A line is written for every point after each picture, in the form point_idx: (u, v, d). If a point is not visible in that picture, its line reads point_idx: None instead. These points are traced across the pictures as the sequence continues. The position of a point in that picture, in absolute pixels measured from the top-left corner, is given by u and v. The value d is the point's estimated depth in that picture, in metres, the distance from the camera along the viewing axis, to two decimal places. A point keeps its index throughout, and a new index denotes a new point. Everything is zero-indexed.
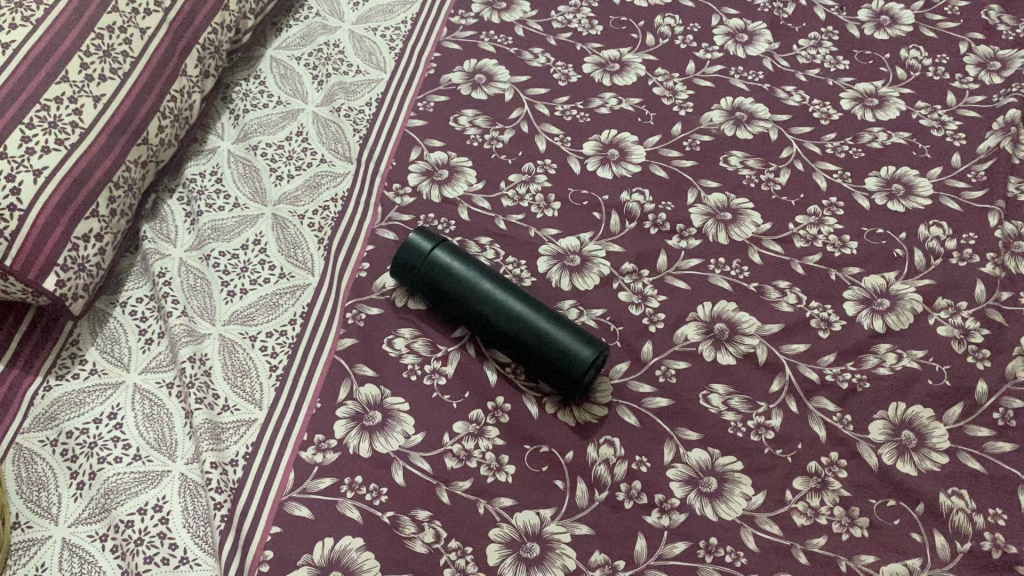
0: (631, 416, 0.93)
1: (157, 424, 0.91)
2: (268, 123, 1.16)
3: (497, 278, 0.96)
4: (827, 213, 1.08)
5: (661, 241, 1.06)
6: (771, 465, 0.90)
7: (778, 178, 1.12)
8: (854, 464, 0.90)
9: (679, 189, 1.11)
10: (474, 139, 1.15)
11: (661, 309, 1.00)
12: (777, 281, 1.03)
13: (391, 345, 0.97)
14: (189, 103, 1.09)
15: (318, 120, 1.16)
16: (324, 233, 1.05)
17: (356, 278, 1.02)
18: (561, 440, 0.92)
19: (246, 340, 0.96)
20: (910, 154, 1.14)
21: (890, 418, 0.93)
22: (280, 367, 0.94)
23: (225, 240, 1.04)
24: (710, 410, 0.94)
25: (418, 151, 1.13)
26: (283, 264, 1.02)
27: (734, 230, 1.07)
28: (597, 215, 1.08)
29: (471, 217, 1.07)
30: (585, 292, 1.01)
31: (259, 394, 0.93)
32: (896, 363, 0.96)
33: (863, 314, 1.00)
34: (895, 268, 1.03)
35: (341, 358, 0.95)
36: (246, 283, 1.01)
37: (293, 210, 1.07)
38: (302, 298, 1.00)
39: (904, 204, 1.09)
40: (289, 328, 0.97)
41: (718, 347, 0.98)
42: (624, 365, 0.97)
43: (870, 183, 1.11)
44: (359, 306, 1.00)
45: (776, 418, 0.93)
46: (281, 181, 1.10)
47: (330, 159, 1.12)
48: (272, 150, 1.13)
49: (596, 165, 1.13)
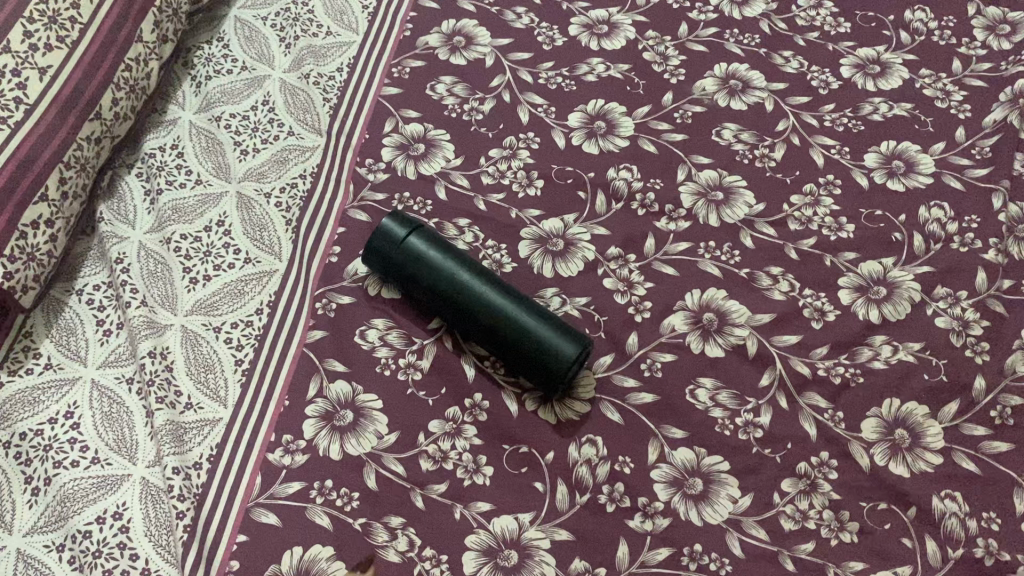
0: (615, 412, 0.90)
1: (117, 424, 0.86)
2: (233, 90, 1.08)
3: (475, 266, 0.92)
4: (823, 192, 1.03)
5: (650, 223, 1.01)
6: (760, 466, 0.87)
7: (774, 154, 1.06)
8: (845, 464, 0.87)
9: (669, 166, 1.05)
10: (452, 109, 1.08)
11: (648, 297, 0.96)
12: (770, 267, 0.98)
13: (364, 337, 0.92)
14: (146, 71, 1.01)
15: (286, 87, 1.08)
16: (293, 213, 0.99)
17: (326, 264, 0.96)
18: (541, 439, 0.88)
19: (210, 332, 0.91)
20: (912, 127, 1.08)
21: (884, 415, 0.89)
22: (246, 361, 0.90)
23: (187, 221, 0.98)
24: (697, 407, 0.90)
25: (393, 122, 1.07)
26: (248, 247, 0.97)
27: (726, 211, 1.01)
28: (583, 194, 1.02)
29: (449, 196, 1.01)
30: (569, 279, 0.96)
31: (224, 392, 0.88)
32: (892, 357, 0.92)
33: (858, 303, 0.95)
34: (894, 253, 0.98)
35: (310, 351, 0.91)
36: (209, 270, 0.95)
37: (259, 188, 1.01)
38: (268, 285, 0.95)
39: (904, 183, 1.03)
40: (256, 318, 0.92)
41: (707, 338, 0.94)
42: (608, 357, 0.93)
43: (870, 159, 1.05)
44: (330, 295, 0.94)
45: (765, 416, 0.89)
46: (246, 156, 1.03)
47: (299, 131, 1.05)
48: (237, 121, 1.05)
49: (582, 138, 1.06)
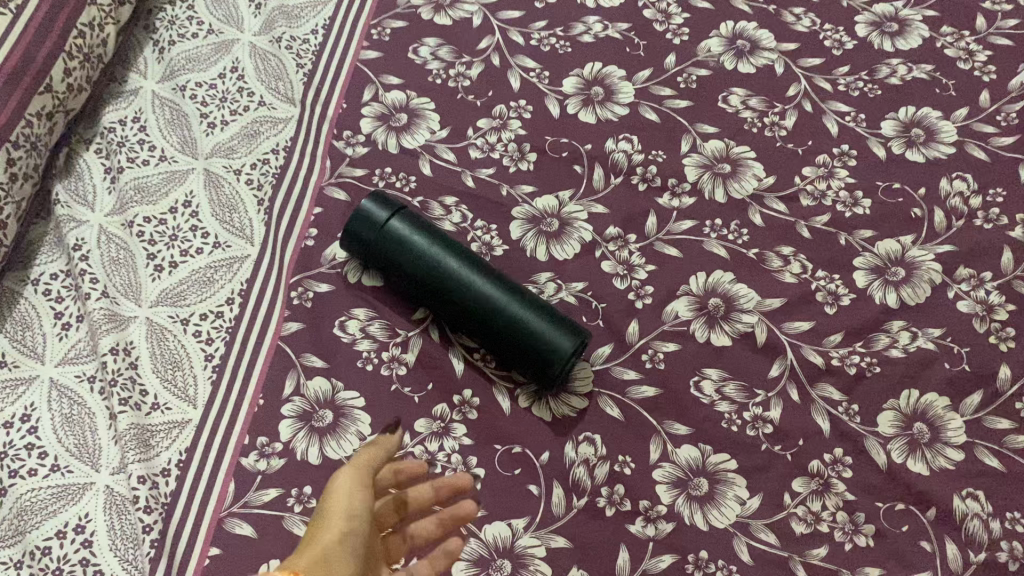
0: (615, 408, 0.84)
1: (78, 427, 0.79)
2: (198, 56, 0.99)
3: (463, 252, 0.85)
4: (837, 163, 0.95)
5: (651, 199, 0.93)
6: (769, 464, 0.81)
7: (784, 122, 0.98)
8: (860, 462, 0.81)
9: (672, 136, 0.97)
10: (437, 75, 1.00)
11: (649, 281, 0.89)
12: (780, 247, 0.91)
13: (344, 329, 0.85)
14: (101, 38, 0.92)
15: (256, 52, 1.00)
16: (264, 192, 0.92)
17: (303, 248, 0.89)
18: (536, 437, 0.82)
19: (178, 325, 0.85)
20: (933, 91, 1.00)
21: (902, 408, 0.84)
22: (216, 357, 0.83)
23: (151, 203, 0.90)
24: (702, 401, 0.84)
25: (373, 90, 0.99)
26: (217, 231, 0.90)
27: (733, 185, 0.94)
28: (579, 168, 0.95)
29: (435, 172, 0.94)
30: (564, 263, 0.90)
31: (193, 390, 0.82)
32: (910, 344, 0.86)
33: (875, 286, 0.89)
34: (913, 230, 0.92)
35: (286, 345, 0.84)
36: (176, 256, 0.88)
37: (229, 165, 0.93)
38: (239, 273, 0.88)
39: (924, 153, 0.96)
40: (227, 309, 0.86)
41: (712, 326, 0.87)
42: (607, 348, 0.86)
43: (887, 127, 0.98)
44: (307, 283, 0.87)
45: (775, 410, 0.84)
46: (214, 130, 0.95)
47: (270, 100, 0.97)
48: (203, 91, 0.97)
49: (578, 106, 0.99)
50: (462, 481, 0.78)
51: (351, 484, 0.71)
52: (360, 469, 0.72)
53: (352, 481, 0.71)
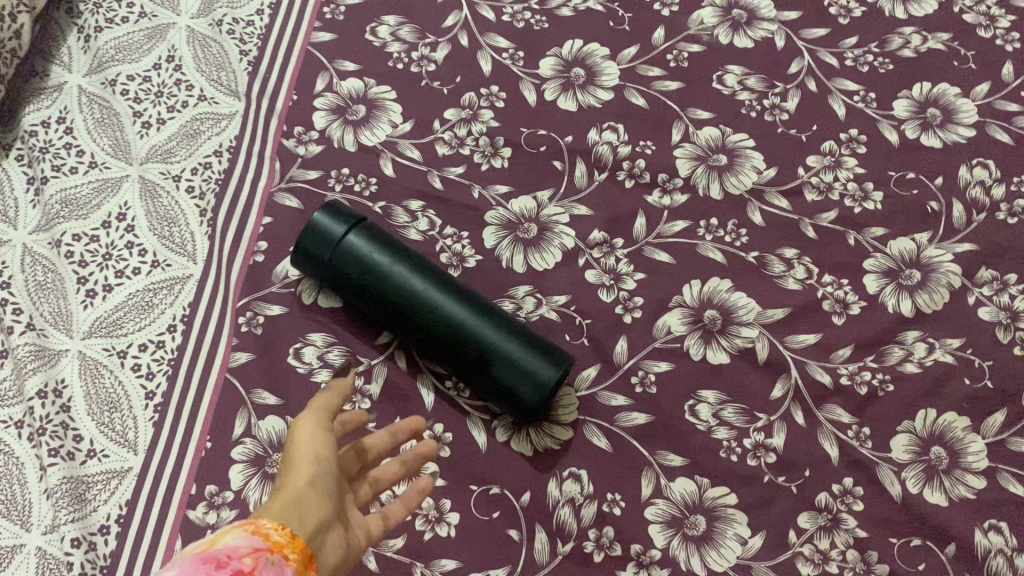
0: (602, 438, 0.76)
1: (4, 481, 0.71)
2: (130, 44, 0.88)
3: (430, 270, 0.77)
4: (845, 150, 0.86)
5: (639, 197, 0.84)
6: (773, 498, 0.74)
7: (787, 104, 0.88)
8: (872, 493, 0.74)
9: (661, 123, 0.87)
10: (398, 59, 0.89)
11: (638, 292, 0.81)
12: (782, 249, 0.82)
13: (300, 358, 0.77)
14: (14, 30, 0.81)
15: (194, 38, 0.89)
16: (207, 201, 0.82)
17: (251, 265, 0.80)
18: (516, 475, 0.74)
19: (114, 359, 0.76)
20: (951, 64, 0.90)
21: (918, 431, 0.76)
22: (158, 395, 0.75)
23: (80, 217, 0.81)
24: (699, 427, 0.76)
25: (326, 77, 0.88)
26: (156, 248, 0.80)
27: (730, 179, 0.85)
28: (559, 164, 0.85)
29: (397, 172, 0.84)
30: (544, 274, 0.81)
31: (133, 434, 0.74)
32: (927, 357, 0.78)
33: (888, 291, 0.80)
34: (930, 226, 0.83)
35: (235, 379, 0.76)
36: (110, 278, 0.79)
37: (167, 171, 0.83)
38: (181, 295, 0.79)
39: (941, 137, 0.87)
40: (168, 338, 0.77)
41: (708, 342, 0.79)
42: (592, 370, 0.78)
43: (899, 108, 0.88)
44: (256, 306, 0.78)
45: (778, 436, 0.76)
46: (149, 130, 0.85)
47: (212, 94, 0.87)
48: (136, 85, 0.87)
49: (556, 92, 0.88)
50: (416, 423, 0.72)
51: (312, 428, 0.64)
52: (320, 411, 0.66)
53: (313, 422, 0.64)
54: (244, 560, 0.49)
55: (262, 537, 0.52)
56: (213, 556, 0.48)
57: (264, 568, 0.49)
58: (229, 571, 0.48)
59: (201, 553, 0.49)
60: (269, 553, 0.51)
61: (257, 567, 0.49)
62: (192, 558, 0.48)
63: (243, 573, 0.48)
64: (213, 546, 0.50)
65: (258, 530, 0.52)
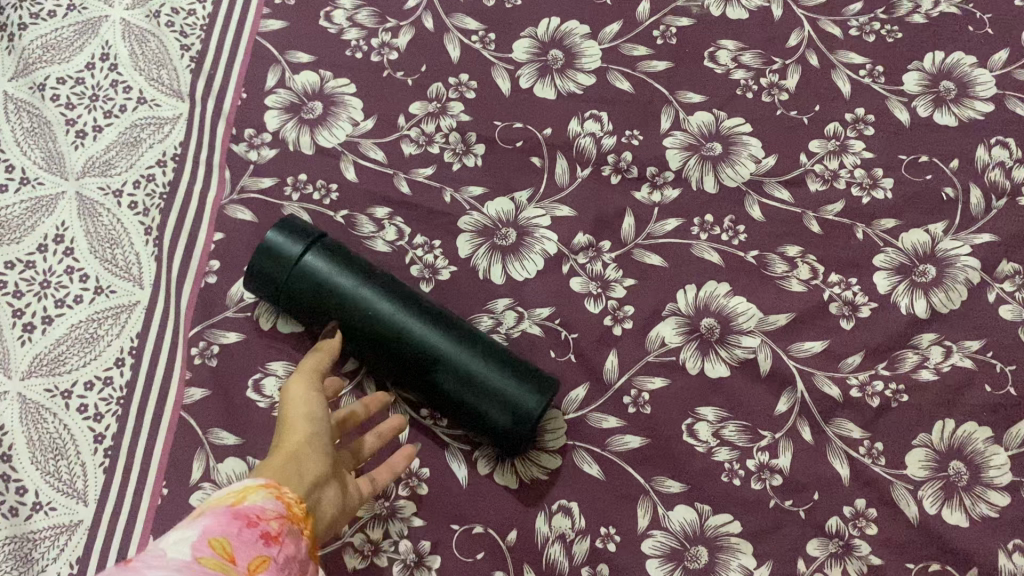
0: (593, 465, 0.70)
1: None
2: (59, 42, 0.80)
3: (398, 290, 0.70)
4: (851, 133, 0.78)
5: (626, 193, 0.77)
6: (779, 525, 0.68)
7: (786, 82, 0.80)
8: (887, 515, 0.68)
9: (648, 109, 0.80)
10: (356, 47, 0.81)
11: (628, 301, 0.74)
12: (784, 247, 0.75)
13: (260, 391, 0.70)
14: None
15: (130, 32, 0.81)
16: (152, 218, 0.75)
17: (202, 289, 0.73)
18: (500, 511, 0.69)
19: (57, 400, 0.69)
20: (965, 30, 0.82)
21: (935, 444, 0.70)
22: (107, 438, 0.69)
23: (13, 242, 0.73)
24: (698, 449, 0.70)
25: (278, 72, 0.80)
26: (98, 272, 0.73)
27: (725, 170, 0.77)
28: (537, 161, 0.78)
29: (360, 176, 0.77)
30: (524, 285, 0.74)
31: (81, 483, 0.67)
32: (944, 363, 0.72)
33: (900, 290, 0.74)
34: (944, 216, 0.75)
35: (190, 418, 0.69)
36: (49, 309, 0.72)
37: (106, 185, 0.76)
38: (128, 324, 0.72)
39: (956, 114, 0.79)
40: (116, 373, 0.70)
41: (706, 353, 0.73)
42: (581, 390, 0.72)
43: (909, 82, 0.80)
44: (209, 335, 0.72)
45: (784, 456, 0.70)
46: (84, 139, 0.77)
47: (152, 95, 0.79)
48: (67, 89, 0.79)
49: (532, 78, 0.80)
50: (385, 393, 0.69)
51: (304, 389, 0.63)
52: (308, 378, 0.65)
53: (305, 384, 0.63)
54: (271, 524, 0.50)
55: (285, 504, 0.53)
56: (245, 513, 0.49)
57: (286, 535, 0.50)
58: (260, 531, 0.49)
59: (232, 507, 0.49)
60: (291, 522, 0.52)
61: (282, 535, 0.50)
62: (223, 508, 0.49)
63: (271, 537, 0.49)
64: (242, 501, 0.51)
65: (282, 495, 0.53)
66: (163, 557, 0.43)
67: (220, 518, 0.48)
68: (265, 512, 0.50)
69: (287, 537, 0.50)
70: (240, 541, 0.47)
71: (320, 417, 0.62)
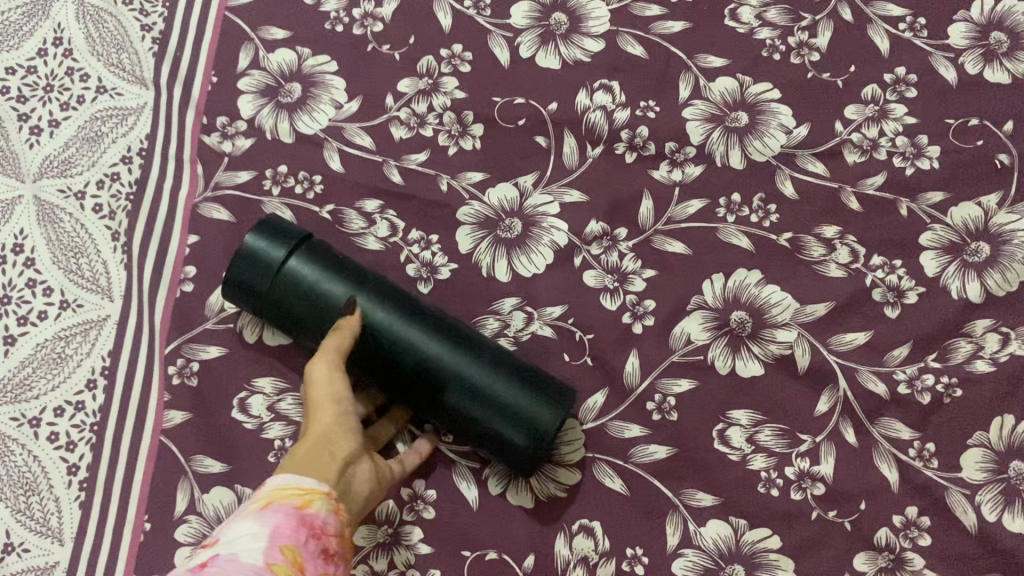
0: (616, 479, 0.64)
1: None
2: (6, 27, 0.72)
3: (396, 297, 0.63)
4: (891, 95, 0.70)
5: (642, 174, 0.69)
6: (822, 539, 0.62)
7: (817, 40, 0.72)
8: (941, 525, 0.62)
9: (664, 77, 0.72)
10: (336, 20, 0.73)
11: (649, 295, 0.67)
12: (820, 228, 0.68)
13: (247, 411, 0.64)
14: None
15: (83, 13, 0.72)
16: (119, 221, 0.68)
17: (178, 300, 0.67)
18: (515, 533, 0.63)
19: (24, 429, 0.63)
20: None
21: (994, 444, 0.63)
22: (81, 470, 0.62)
23: None
24: (732, 458, 0.64)
25: (252, 52, 0.73)
26: (62, 284, 0.66)
27: (752, 143, 0.70)
28: (542, 140, 0.70)
29: (347, 166, 0.69)
30: (532, 281, 0.67)
31: (56, 521, 0.61)
32: (1002, 352, 0.64)
33: (950, 272, 0.66)
34: (998, 187, 0.67)
35: (172, 444, 0.63)
36: (10, 328, 0.65)
37: (67, 185, 0.68)
38: (98, 342, 0.65)
39: (1009, 69, 0.70)
40: (87, 397, 0.64)
41: (737, 351, 0.66)
42: (600, 396, 0.65)
43: (955, 35, 0.71)
44: (188, 351, 0.65)
45: (826, 463, 0.63)
46: (40, 136, 0.70)
47: (112, 83, 0.71)
48: (18, 79, 0.71)
49: (533, 47, 0.72)
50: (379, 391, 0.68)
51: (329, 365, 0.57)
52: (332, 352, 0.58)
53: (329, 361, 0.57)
54: (332, 538, 0.49)
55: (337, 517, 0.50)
56: (313, 522, 0.48)
57: (341, 552, 0.50)
58: (322, 546, 0.48)
59: (299, 510, 0.48)
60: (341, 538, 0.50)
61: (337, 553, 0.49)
62: (289, 510, 0.48)
63: (328, 554, 0.48)
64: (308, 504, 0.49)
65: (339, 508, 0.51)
66: (234, 568, 0.43)
67: (291, 524, 0.47)
68: (330, 522, 0.49)
69: (342, 555, 0.50)
70: (307, 554, 0.46)
71: (345, 393, 0.57)
